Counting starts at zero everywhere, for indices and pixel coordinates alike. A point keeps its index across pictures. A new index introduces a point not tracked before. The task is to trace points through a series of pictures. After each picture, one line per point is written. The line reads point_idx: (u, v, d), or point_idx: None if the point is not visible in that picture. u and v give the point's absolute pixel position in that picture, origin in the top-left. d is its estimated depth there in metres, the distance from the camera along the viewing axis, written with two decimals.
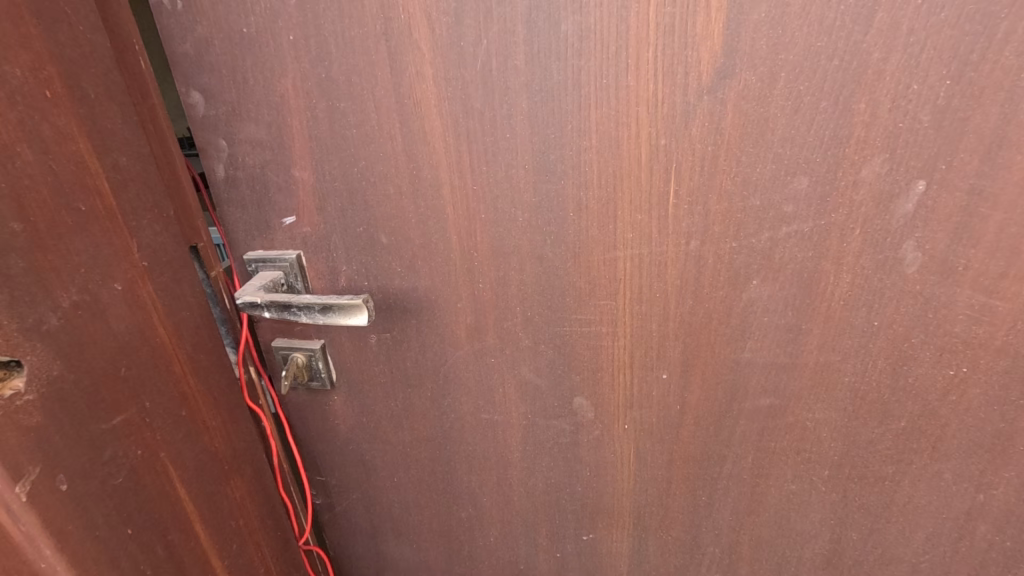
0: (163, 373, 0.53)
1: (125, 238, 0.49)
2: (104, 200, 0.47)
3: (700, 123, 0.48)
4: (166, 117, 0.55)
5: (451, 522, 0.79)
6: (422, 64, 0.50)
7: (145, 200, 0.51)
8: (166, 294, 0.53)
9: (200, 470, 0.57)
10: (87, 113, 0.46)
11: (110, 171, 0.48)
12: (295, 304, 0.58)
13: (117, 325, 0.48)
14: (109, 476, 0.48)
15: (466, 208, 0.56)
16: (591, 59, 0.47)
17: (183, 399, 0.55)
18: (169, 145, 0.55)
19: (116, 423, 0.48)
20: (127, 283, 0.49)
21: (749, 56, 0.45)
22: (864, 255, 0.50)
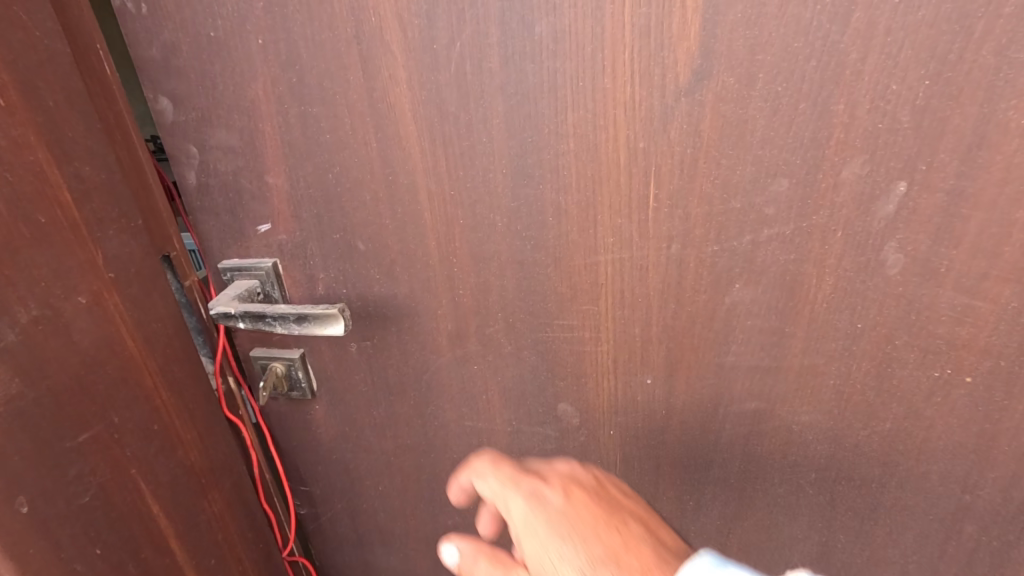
0: (133, 387, 0.51)
1: (91, 250, 0.48)
2: (67, 212, 0.46)
3: (679, 125, 0.47)
4: (134, 121, 0.54)
5: (438, 531, 0.78)
6: (395, 67, 0.49)
7: (110, 210, 0.50)
8: (136, 306, 0.52)
9: (174, 485, 0.56)
10: (46, 121, 0.45)
11: (73, 181, 0.47)
12: (270, 314, 0.56)
13: (81, 340, 0.47)
14: (74, 495, 0.47)
15: (445, 214, 0.55)
16: (566, 60, 0.46)
17: (156, 413, 0.54)
18: (138, 151, 0.54)
19: (82, 440, 0.47)
20: (92, 296, 0.48)
21: (726, 58, 0.44)
22: (845, 257, 0.50)
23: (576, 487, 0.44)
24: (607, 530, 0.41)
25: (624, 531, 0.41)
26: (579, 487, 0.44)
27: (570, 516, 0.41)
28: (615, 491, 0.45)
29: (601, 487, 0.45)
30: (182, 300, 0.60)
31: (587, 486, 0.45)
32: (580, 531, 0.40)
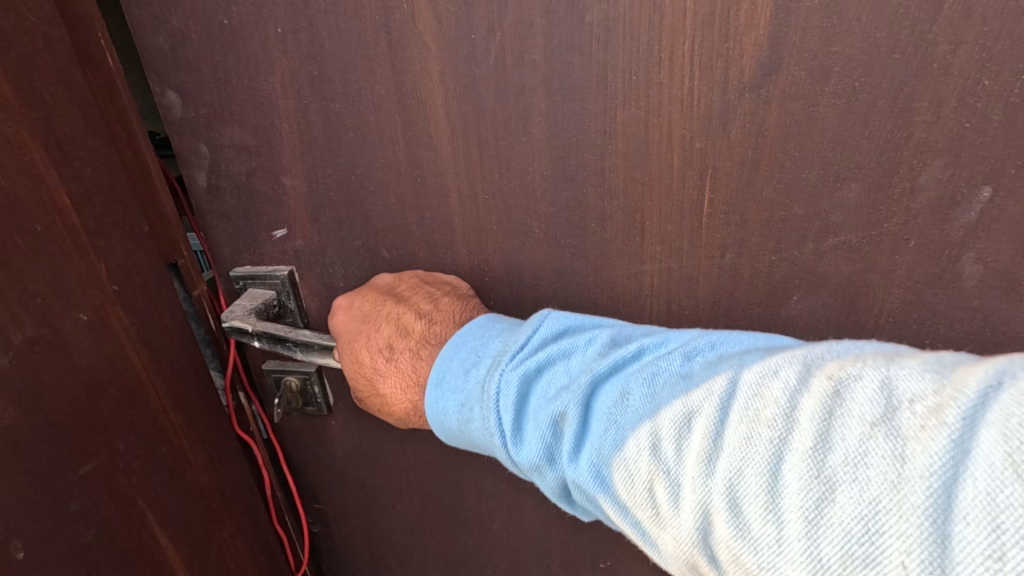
0: (140, 411, 0.47)
1: (91, 260, 0.43)
2: (65, 218, 0.42)
3: (741, 123, 0.43)
4: (134, 109, 0.48)
5: (458, 551, 0.74)
6: (427, 59, 0.44)
7: (113, 216, 0.45)
8: (142, 321, 0.48)
9: (184, 514, 0.52)
10: (42, 118, 0.40)
11: (72, 184, 0.42)
12: (291, 338, 0.52)
13: (83, 362, 0.43)
14: (76, 532, 0.43)
15: (477, 218, 0.51)
16: (619, 52, 0.42)
17: (164, 437, 0.50)
18: (138, 138, 0.48)
19: (85, 472, 0.43)
20: (94, 312, 0.44)
21: (798, 50, 0.40)
22: (917, 268, 0.46)
23: (372, 290, 0.52)
24: (388, 310, 0.51)
25: (403, 315, 0.50)
26: (374, 292, 0.52)
27: (362, 315, 0.52)
28: (412, 286, 0.52)
29: (406, 283, 0.53)
30: (190, 311, 0.55)
31: (386, 286, 0.53)
32: (365, 322, 0.51)
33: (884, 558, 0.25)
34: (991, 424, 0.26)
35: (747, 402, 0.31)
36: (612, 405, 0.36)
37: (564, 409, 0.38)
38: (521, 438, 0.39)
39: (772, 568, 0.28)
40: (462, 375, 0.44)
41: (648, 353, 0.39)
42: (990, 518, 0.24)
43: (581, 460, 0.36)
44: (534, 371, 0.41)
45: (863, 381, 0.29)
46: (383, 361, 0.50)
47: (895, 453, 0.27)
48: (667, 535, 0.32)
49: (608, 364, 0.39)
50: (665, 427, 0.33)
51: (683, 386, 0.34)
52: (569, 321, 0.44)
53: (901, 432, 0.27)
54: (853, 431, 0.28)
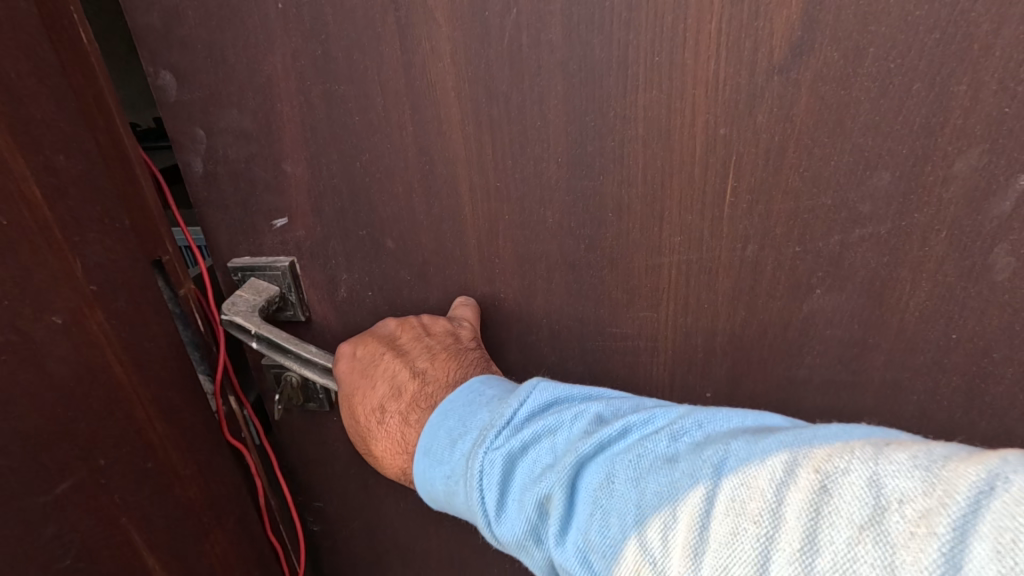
0: (121, 422, 0.46)
1: (66, 257, 0.41)
2: (36, 212, 0.39)
3: (767, 108, 0.41)
4: (121, 109, 0.46)
5: (463, 550, 0.73)
6: (438, 37, 0.42)
7: (90, 209, 0.43)
8: (122, 323, 0.45)
9: (169, 527, 0.50)
10: (12, 106, 0.38)
11: (43, 174, 0.40)
12: (296, 352, 0.51)
13: (59, 369, 0.41)
14: (54, 556, 0.42)
15: (488, 208, 0.48)
16: (642, 31, 0.40)
17: (149, 447, 0.48)
18: (124, 141, 0.46)
19: (61, 490, 0.42)
20: (71, 314, 0.42)
21: (832, 29, 0.38)
22: (947, 261, 0.44)
23: (374, 338, 0.51)
24: (385, 366, 0.49)
25: (397, 373, 0.48)
26: (374, 341, 0.51)
27: (358, 369, 0.50)
28: (412, 340, 0.50)
29: (407, 335, 0.51)
30: (176, 313, 0.52)
31: (388, 336, 0.52)
32: (360, 378, 0.49)
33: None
34: (983, 537, 0.24)
35: (735, 497, 0.29)
36: (597, 487, 0.34)
37: (548, 491, 0.35)
38: (506, 519, 0.37)
39: None
40: (449, 448, 0.41)
41: (635, 431, 0.36)
42: None
43: (563, 547, 0.33)
44: (519, 450, 0.38)
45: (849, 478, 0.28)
46: (376, 423, 0.48)
47: (882, 563, 0.25)
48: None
49: (593, 444, 0.36)
50: (654, 519, 0.31)
51: (671, 471, 0.32)
52: (558, 393, 0.41)
53: (890, 539, 0.25)
54: (839, 534, 0.26)
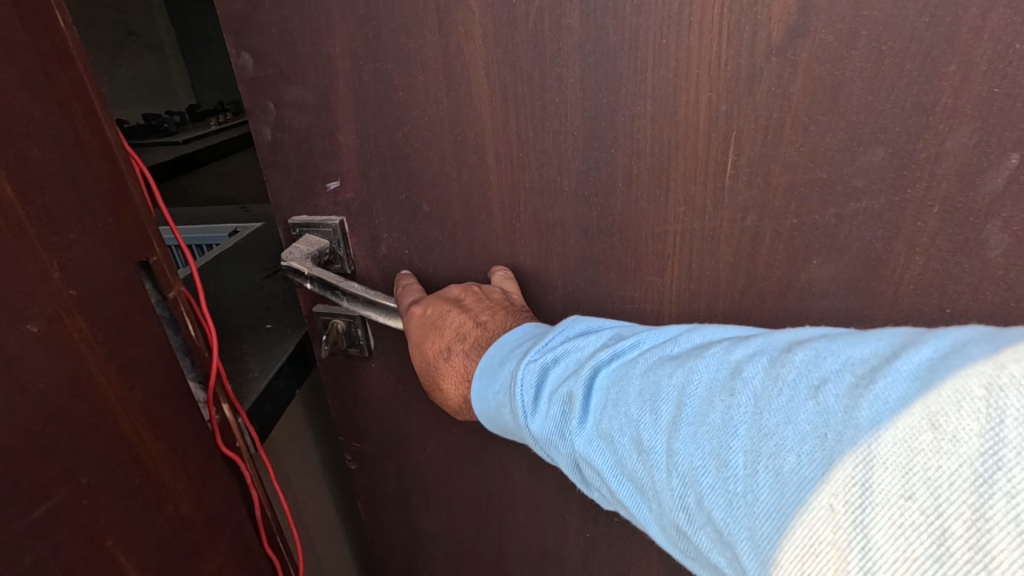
0: (109, 441, 0.38)
1: (41, 255, 0.34)
2: (6, 210, 0.32)
3: (767, 86, 0.44)
4: (99, 94, 0.39)
5: (483, 495, 0.80)
6: (471, 23, 0.48)
7: (68, 205, 0.36)
8: (106, 332, 0.38)
9: (166, 556, 0.43)
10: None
11: (14, 164, 0.32)
12: (341, 288, 0.59)
13: (38, 382, 0.34)
14: None
15: (512, 176, 0.54)
16: (651, 16, 0.44)
17: (139, 467, 0.40)
18: (103, 126, 0.38)
19: (38, 521, 0.34)
20: (46, 319, 0.34)
21: (827, 13, 0.41)
22: (941, 236, 0.46)
23: (437, 296, 0.58)
24: (450, 316, 0.56)
25: (462, 321, 0.55)
26: (437, 298, 0.58)
27: (426, 320, 0.56)
28: (471, 296, 0.57)
29: (467, 293, 0.58)
30: (166, 314, 0.44)
31: (448, 294, 0.58)
32: (430, 327, 0.56)
33: (818, 503, 0.28)
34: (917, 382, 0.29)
35: (720, 380, 0.36)
36: (611, 386, 0.42)
37: (571, 390, 0.43)
38: (539, 417, 0.45)
39: (736, 516, 0.32)
40: (496, 367, 0.49)
41: (646, 345, 0.44)
42: (903, 463, 0.27)
43: (584, 433, 0.42)
44: (551, 362, 0.46)
45: (811, 357, 0.34)
46: (443, 359, 0.55)
47: (827, 413, 0.30)
48: (659, 505, 0.37)
49: (609, 353, 0.44)
50: (652, 402, 0.39)
51: (670, 368, 0.40)
52: (587, 326, 0.49)
53: (837, 395, 0.31)
54: (797, 395, 0.32)
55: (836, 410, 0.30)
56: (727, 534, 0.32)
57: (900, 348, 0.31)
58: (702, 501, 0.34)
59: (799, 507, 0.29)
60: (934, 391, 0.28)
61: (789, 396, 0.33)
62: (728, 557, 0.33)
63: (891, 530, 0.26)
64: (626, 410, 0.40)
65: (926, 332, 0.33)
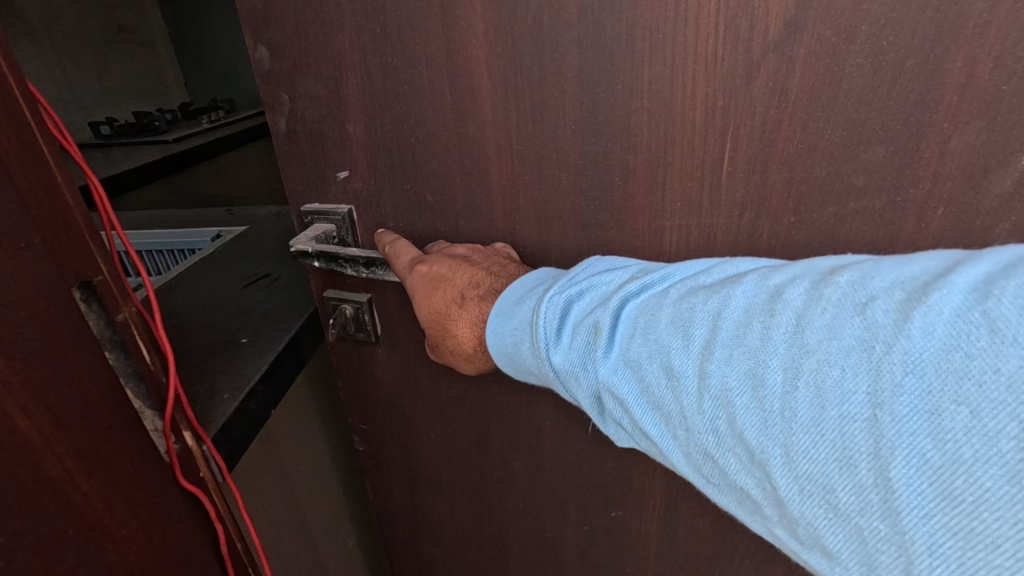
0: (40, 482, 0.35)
1: None
2: None
3: (764, 82, 0.44)
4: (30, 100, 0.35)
5: (483, 483, 0.82)
6: (473, 17, 0.49)
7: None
8: (35, 366, 0.35)
9: None
10: None
11: None
12: (342, 256, 0.61)
13: None
14: None
15: (511, 169, 0.55)
16: (647, 10, 0.45)
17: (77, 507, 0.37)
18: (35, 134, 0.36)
19: None
20: None
21: (825, 8, 0.40)
22: (944, 239, 0.45)
23: (441, 251, 0.58)
24: (459, 268, 0.56)
25: (473, 271, 0.56)
26: (442, 253, 0.58)
27: (434, 272, 0.56)
28: (477, 252, 0.58)
29: (471, 250, 0.59)
30: (111, 342, 0.41)
31: (450, 250, 0.59)
32: (439, 277, 0.56)
33: (859, 413, 0.32)
34: (971, 295, 0.31)
35: (758, 303, 0.38)
36: (642, 317, 0.44)
37: (599, 321, 0.46)
38: (563, 347, 0.48)
39: (772, 428, 0.35)
40: (516, 306, 0.52)
41: (675, 277, 0.46)
42: (948, 368, 0.29)
43: (610, 361, 0.45)
44: (575, 297, 0.49)
45: (856, 277, 0.36)
46: (456, 307, 0.56)
47: (872, 326, 0.33)
48: (687, 431, 0.40)
49: (638, 286, 0.46)
50: (684, 328, 0.41)
51: (704, 296, 0.42)
52: (611, 265, 0.52)
53: (883, 308, 0.33)
54: (842, 312, 0.34)
55: (884, 325, 0.32)
56: (760, 445, 0.36)
57: (949, 266, 0.33)
58: (736, 421, 0.37)
59: (841, 418, 0.32)
60: (986, 302, 0.30)
61: (833, 313, 0.35)
62: (757, 477, 0.36)
63: (929, 429, 0.29)
64: (657, 338, 0.42)
65: (970, 253, 0.34)
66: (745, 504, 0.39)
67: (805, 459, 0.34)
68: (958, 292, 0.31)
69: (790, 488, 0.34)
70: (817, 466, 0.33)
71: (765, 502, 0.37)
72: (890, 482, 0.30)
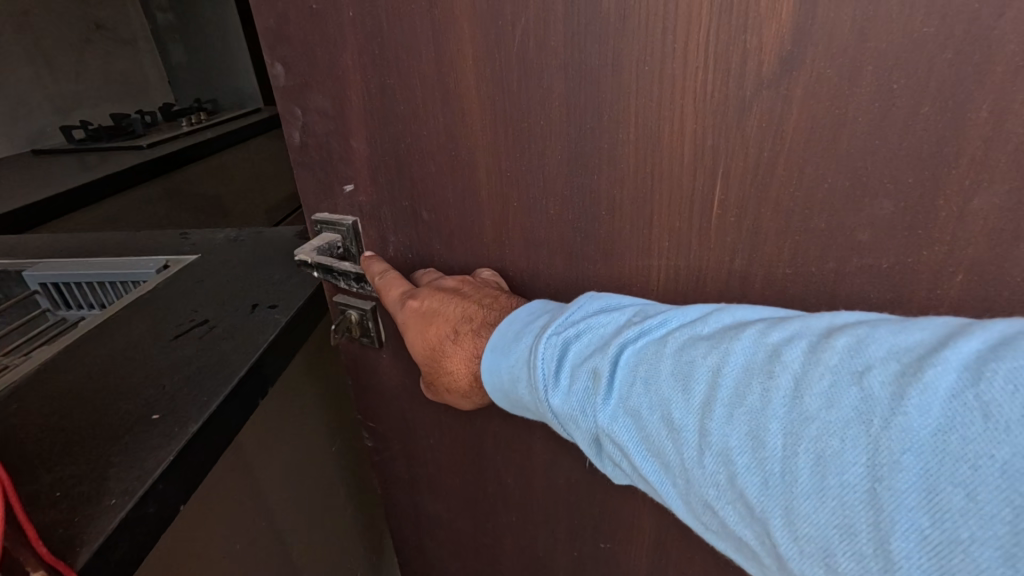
0: None
1: None
2: None
3: (757, 121, 0.40)
4: None
5: (478, 493, 0.83)
6: (462, 41, 0.48)
7: None
8: None
9: None
10: None
11: None
12: (336, 269, 0.65)
13: None
14: None
15: (500, 193, 0.54)
16: (632, 40, 0.42)
17: None
18: None
19: None
20: None
21: (826, 43, 0.36)
22: (963, 308, 0.39)
23: (434, 285, 0.58)
24: (450, 301, 0.55)
25: (464, 305, 0.55)
26: (435, 287, 0.58)
27: (427, 308, 0.56)
28: (469, 286, 0.57)
29: (462, 284, 0.58)
30: None
31: (443, 283, 0.59)
32: (432, 312, 0.56)
33: (857, 483, 0.30)
34: (964, 372, 0.29)
35: (757, 361, 0.35)
36: (643, 366, 0.40)
37: (597, 367, 0.42)
38: (563, 391, 0.43)
39: (768, 489, 0.33)
40: (513, 342, 0.48)
41: (675, 321, 0.41)
42: (949, 449, 0.27)
43: (610, 409, 0.41)
44: (573, 338, 0.44)
45: (852, 342, 0.33)
46: (450, 342, 0.55)
47: (869, 399, 0.30)
48: (687, 482, 0.37)
49: (637, 330, 0.42)
50: (684, 382, 0.38)
51: (704, 349, 0.38)
52: (606, 303, 0.47)
53: (882, 379, 0.31)
54: (839, 380, 0.32)
55: (881, 398, 0.30)
56: (757, 503, 0.33)
57: (944, 337, 0.31)
58: (736, 479, 0.34)
59: (842, 487, 0.30)
60: (983, 383, 0.28)
61: (831, 380, 0.32)
62: (756, 531, 0.34)
63: (926, 506, 0.27)
64: (657, 389, 0.39)
65: (965, 322, 0.32)
66: (743, 555, 0.36)
67: (803, 522, 0.31)
68: (952, 368, 0.29)
69: (790, 548, 0.32)
70: (821, 531, 0.31)
71: (764, 554, 0.34)
72: (892, 556, 0.28)
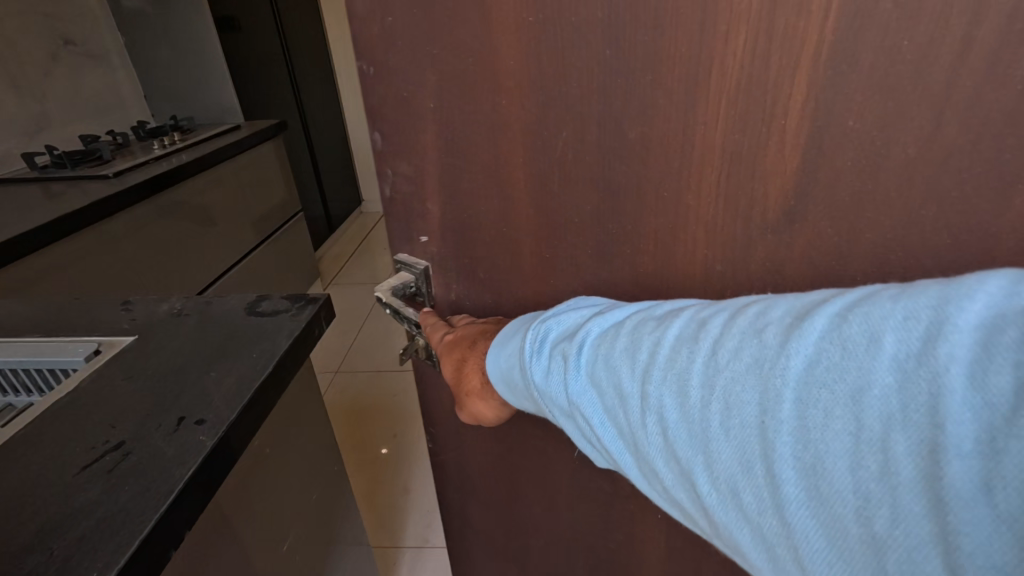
0: None
1: None
2: None
3: (763, 252, 0.45)
4: None
5: (515, 512, 0.91)
6: (514, 144, 0.51)
7: None
8: None
9: None
10: None
11: None
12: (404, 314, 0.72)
13: None
14: None
15: (537, 268, 0.60)
16: (654, 165, 0.45)
17: None
18: None
19: None
20: None
21: (826, 201, 0.41)
22: None
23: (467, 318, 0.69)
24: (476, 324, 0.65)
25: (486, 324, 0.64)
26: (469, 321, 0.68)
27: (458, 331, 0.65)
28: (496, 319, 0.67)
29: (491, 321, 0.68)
30: None
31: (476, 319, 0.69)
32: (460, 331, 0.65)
33: (750, 421, 0.31)
34: (834, 318, 0.30)
35: (686, 332, 0.37)
36: (602, 345, 0.42)
37: (569, 347, 0.44)
38: (543, 368, 0.46)
39: (689, 437, 0.34)
40: (512, 335, 0.52)
41: (636, 306, 0.44)
42: (819, 383, 0.29)
43: (579, 382, 0.42)
44: (553, 326, 0.48)
45: (761, 309, 0.34)
46: (468, 349, 0.63)
47: (766, 351, 0.32)
48: (638, 448, 0.38)
49: (603, 318, 0.44)
50: (631, 352, 0.39)
51: (650, 327, 0.40)
52: (593, 303, 0.50)
53: (776, 332, 0.32)
54: (744, 338, 0.33)
55: (772, 348, 0.31)
56: (683, 454, 0.35)
57: (833, 294, 0.32)
58: (668, 435, 0.35)
59: (743, 428, 0.31)
60: (849, 323, 0.29)
61: (737, 340, 0.33)
62: (687, 485, 0.35)
63: (803, 435, 0.29)
64: (614, 363, 0.40)
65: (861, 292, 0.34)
66: (685, 515, 0.38)
67: (720, 469, 0.33)
68: (826, 316, 0.31)
69: (710, 493, 0.33)
70: (729, 473, 0.32)
71: (695, 508, 0.36)
72: (784, 488, 0.30)
